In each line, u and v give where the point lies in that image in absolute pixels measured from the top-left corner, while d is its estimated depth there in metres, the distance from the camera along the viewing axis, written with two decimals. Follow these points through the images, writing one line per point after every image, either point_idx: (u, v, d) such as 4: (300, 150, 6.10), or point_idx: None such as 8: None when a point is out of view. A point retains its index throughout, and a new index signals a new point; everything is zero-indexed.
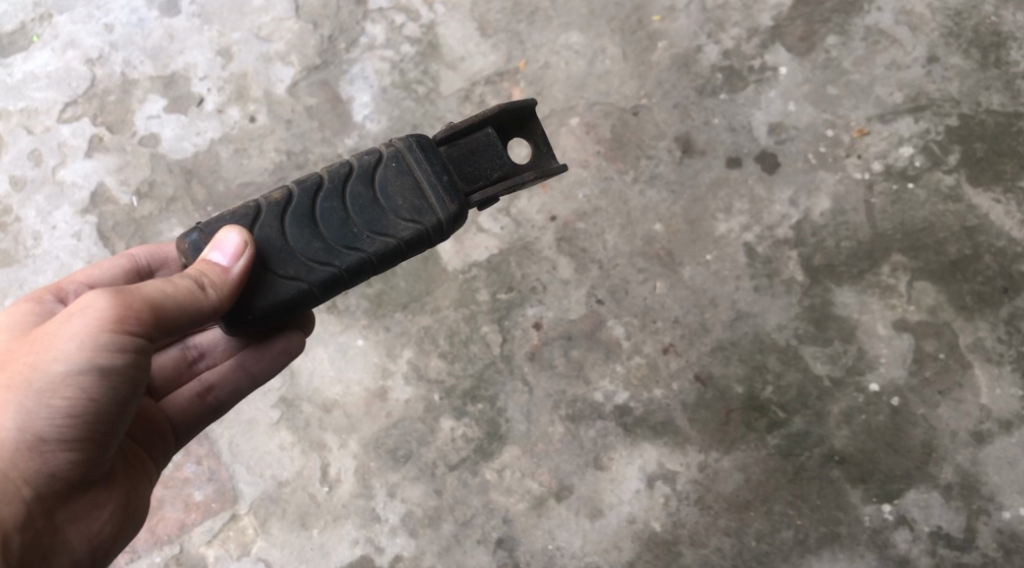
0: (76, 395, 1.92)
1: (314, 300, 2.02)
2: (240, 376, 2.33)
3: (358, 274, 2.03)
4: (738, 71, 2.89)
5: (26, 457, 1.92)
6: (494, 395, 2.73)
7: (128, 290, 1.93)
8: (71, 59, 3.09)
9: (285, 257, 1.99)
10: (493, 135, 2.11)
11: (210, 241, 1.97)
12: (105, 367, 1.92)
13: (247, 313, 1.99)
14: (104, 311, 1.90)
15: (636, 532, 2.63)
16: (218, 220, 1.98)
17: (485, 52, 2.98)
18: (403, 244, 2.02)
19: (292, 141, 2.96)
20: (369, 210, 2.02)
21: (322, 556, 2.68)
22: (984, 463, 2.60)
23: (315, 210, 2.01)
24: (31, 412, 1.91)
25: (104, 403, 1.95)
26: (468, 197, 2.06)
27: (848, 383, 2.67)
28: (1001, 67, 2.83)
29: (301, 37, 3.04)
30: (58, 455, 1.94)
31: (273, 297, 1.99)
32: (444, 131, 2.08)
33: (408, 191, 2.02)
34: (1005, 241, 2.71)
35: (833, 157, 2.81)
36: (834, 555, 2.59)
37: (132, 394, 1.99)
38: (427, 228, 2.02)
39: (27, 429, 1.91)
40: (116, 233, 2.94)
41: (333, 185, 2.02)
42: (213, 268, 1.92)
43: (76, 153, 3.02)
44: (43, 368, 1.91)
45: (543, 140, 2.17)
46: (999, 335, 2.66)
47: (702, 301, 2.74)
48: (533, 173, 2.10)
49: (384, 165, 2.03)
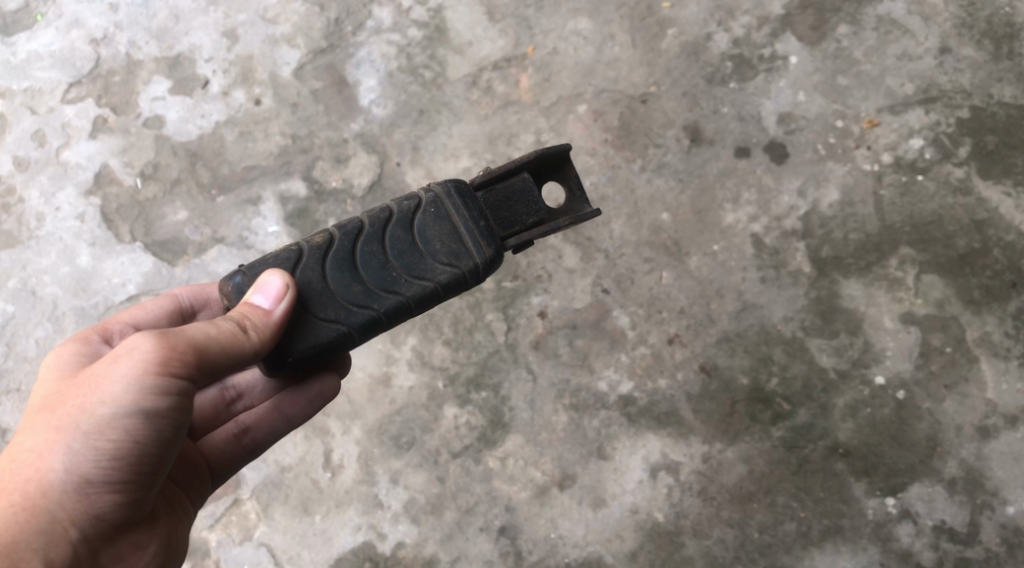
0: (121, 437, 1.90)
1: (353, 343, 2.01)
2: (278, 419, 2.32)
3: (396, 317, 2.03)
4: (748, 59, 2.87)
5: (73, 499, 1.90)
6: (497, 383, 2.72)
7: (172, 333, 1.91)
8: (76, 39, 3.07)
9: (325, 300, 1.99)
10: (529, 180, 2.11)
11: (253, 284, 1.96)
12: (150, 410, 1.90)
13: (287, 355, 1.98)
14: (149, 354, 1.89)
15: (638, 522, 2.63)
16: (261, 263, 1.98)
17: (493, 37, 2.95)
18: (439, 287, 2.02)
19: (298, 125, 2.94)
20: (408, 254, 2.02)
21: (324, 542, 2.68)
22: (988, 458, 2.59)
23: (356, 254, 2.00)
24: (78, 455, 1.89)
25: (149, 446, 1.92)
26: (503, 242, 2.07)
27: (853, 376, 2.65)
28: (1014, 58, 2.81)
29: (307, 20, 3.02)
30: (104, 497, 1.92)
31: (313, 340, 1.98)
32: (481, 177, 2.09)
33: (447, 236, 2.02)
34: (1014, 236, 2.69)
35: (843, 148, 2.79)
36: (836, 548, 2.58)
37: (175, 436, 1.97)
38: (464, 272, 2.02)
39: (74, 471, 1.89)
40: (119, 215, 2.92)
41: (373, 230, 2.02)
42: (255, 311, 1.92)
43: (80, 134, 3.00)
44: (90, 410, 1.89)
45: (577, 185, 2.17)
46: (1007, 329, 2.64)
47: (708, 292, 2.72)
48: (568, 218, 2.10)
49: (422, 211, 2.03)
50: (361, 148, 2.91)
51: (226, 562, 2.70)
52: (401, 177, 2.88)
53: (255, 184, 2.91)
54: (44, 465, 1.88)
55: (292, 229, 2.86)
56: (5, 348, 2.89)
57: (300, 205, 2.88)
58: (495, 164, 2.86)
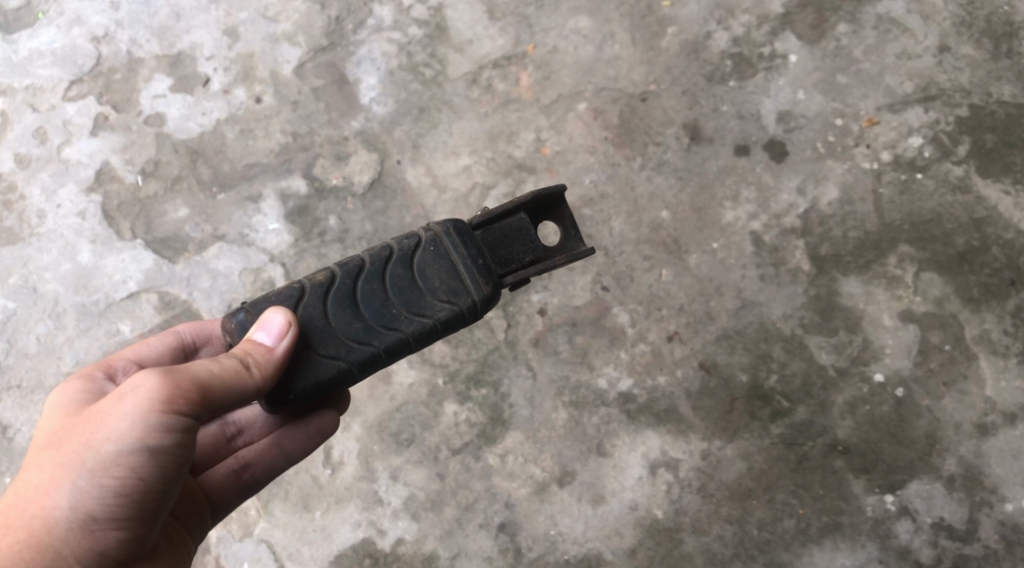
0: (126, 474, 1.90)
1: (353, 379, 2.03)
2: (277, 455, 2.33)
3: (395, 353, 2.04)
4: (748, 58, 2.88)
5: (77, 535, 1.89)
6: (498, 380, 2.73)
7: (176, 370, 1.92)
8: (77, 37, 3.08)
9: (327, 337, 2.01)
10: (527, 220, 2.13)
11: (256, 321, 1.98)
12: (154, 448, 1.91)
13: (288, 392, 1.99)
14: (153, 392, 1.90)
15: (637, 519, 2.63)
16: (264, 300, 2.00)
17: (493, 36, 2.96)
18: (438, 325, 2.03)
19: (299, 123, 2.95)
20: (407, 291, 2.03)
21: (324, 538, 2.69)
22: (987, 456, 2.60)
23: (356, 291, 2.02)
24: (83, 492, 1.89)
25: (153, 482, 1.93)
26: (501, 280, 2.08)
27: (852, 373, 2.66)
28: (1013, 57, 2.82)
29: (308, 18, 3.03)
30: (109, 533, 1.91)
31: (313, 377, 2.00)
32: (480, 216, 2.11)
33: (446, 274, 2.04)
34: (1012, 234, 2.70)
35: (842, 147, 2.79)
36: (835, 545, 2.59)
37: (178, 473, 1.97)
38: (462, 309, 2.03)
39: (78, 508, 1.89)
40: (120, 212, 2.93)
41: (374, 268, 2.03)
42: (257, 347, 1.94)
43: (81, 132, 3.00)
44: (95, 447, 1.90)
45: (571, 224, 2.19)
46: (1005, 327, 2.65)
47: (707, 290, 2.73)
48: (564, 257, 2.12)
49: (422, 249, 2.04)
50: (362, 146, 2.92)
51: (226, 558, 2.70)
52: (401, 175, 2.88)
53: (256, 181, 2.92)
54: (50, 502, 1.89)
55: (292, 227, 2.87)
56: (5, 345, 2.90)
57: (301, 203, 2.89)
58: (495, 162, 2.86)
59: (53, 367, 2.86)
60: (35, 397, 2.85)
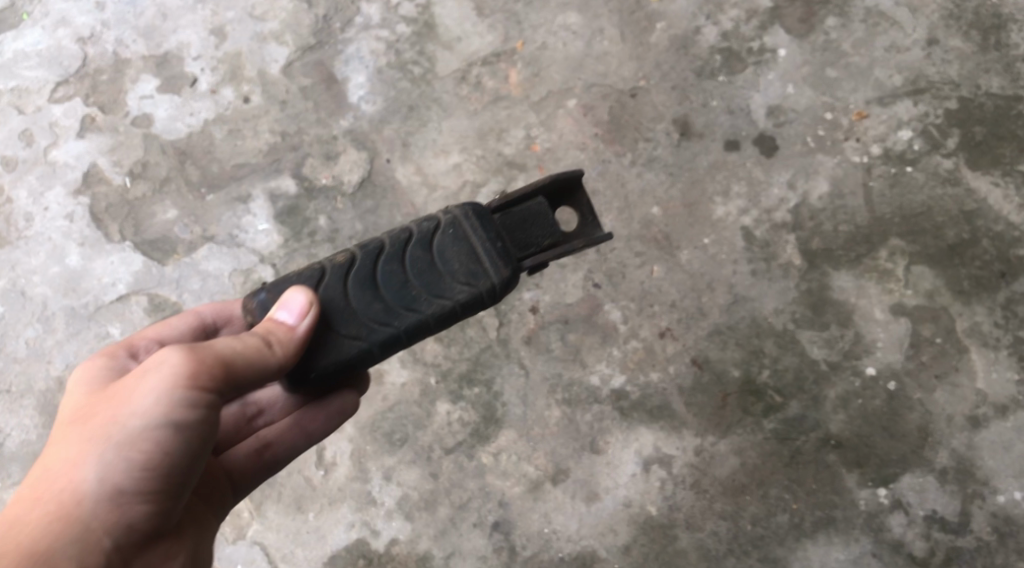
0: (153, 447, 1.88)
1: (374, 360, 2.03)
2: (298, 435, 2.32)
3: (414, 335, 2.04)
4: (737, 52, 2.87)
5: (105, 508, 1.86)
6: (490, 378, 2.72)
7: (199, 347, 1.92)
8: (62, 38, 3.07)
9: (347, 317, 2.01)
10: (545, 204, 2.14)
11: (277, 300, 1.99)
12: (180, 421, 1.90)
13: (310, 370, 1.99)
14: (179, 366, 1.89)
15: (631, 516, 2.63)
16: (286, 279, 2.01)
17: (482, 33, 2.95)
18: (457, 307, 2.03)
19: (287, 122, 2.94)
20: (427, 273, 2.04)
21: (318, 539, 2.68)
22: (979, 448, 2.60)
23: (377, 272, 2.03)
24: (111, 465, 1.87)
25: (179, 456, 1.91)
26: (519, 263, 2.08)
27: (844, 367, 2.66)
28: (1001, 49, 2.83)
29: (295, 17, 3.02)
30: (137, 506, 1.89)
31: (335, 356, 2.00)
32: (498, 200, 2.11)
33: (465, 257, 2.04)
34: (1003, 226, 2.70)
35: (832, 140, 2.79)
36: (829, 539, 2.58)
37: (204, 448, 1.95)
38: (481, 291, 2.03)
39: (106, 480, 1.87)
40: (108, 215, 2.91)
41: (393, 250, 2.04)
42: (279, 326, 1.94)
43: (68, 133, 2.98)
44: (122, 421, 1.88)
45: (588, 209, 2.18)
46: (996, 319, 2.66)
47: (699, 285, 2.73)
48: (582, 241, 2.12)
49: (441, 231, 2.05)
50: (351, 145, 2.90)
51: (220, 561, 2.69)
52: (391, 174, 2.87)
53: (245, 182, 2.90)
54: (77, 475, 1.86)
55: (282, 227, 2.86)
56: None
57: (291, 203, 2.87)
58: (485, 159, 2.85)
59: (42, 371, 2.84)
60: (24, 401, 2.83)
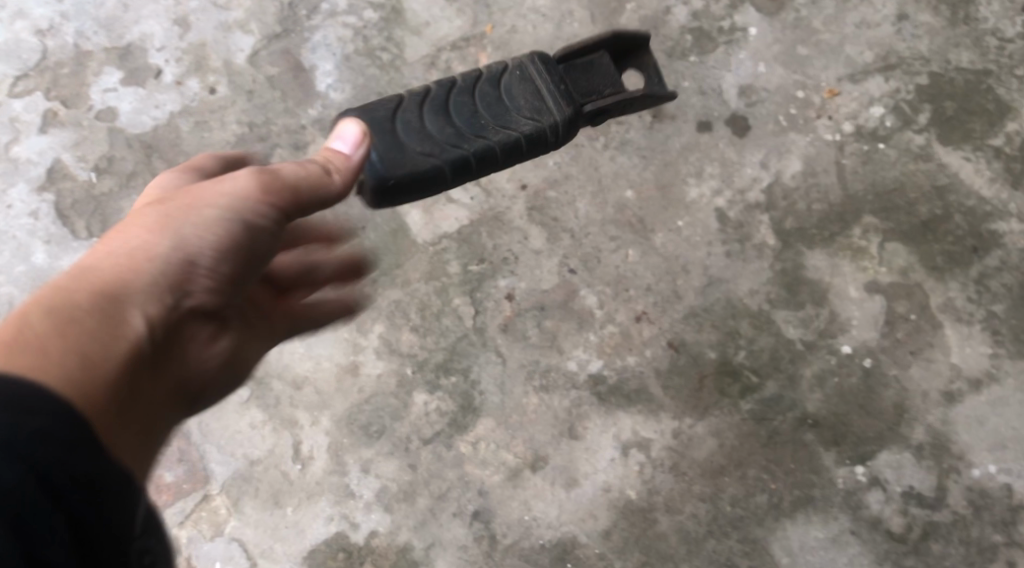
0: (226, 244, 1.77)
1: (444, 182, 1.99)
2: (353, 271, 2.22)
3: (483, 164, 2.02)
4: (707, 32, 2.86)
5: (172, 274, 1.72)
6: (467, 367, 2.71)
7: (272, 169, 1.81)
8: (20, 30, 3.00)
9: (419, 135, 1.98)
10: (606, 57, 2.20)
11: (331, 132, 1.92)
12: (254, 223, 1.79)
13: (380, 186, 1.93)
14: (257, 184, 1.78)
15: (611, 501, 2.62)
16: (350, 110, 1.98)
17: (450, 17, 2.92)
18: (523, 139, 2.03)
19: (254, 112, 2.89)
20: (494, 106, 2.04)
21: (297, 534, 2.66)
22: (954, 423, 2.60)
23: (449, 101, 2.02)
24: (186, 242, 1.73)
25: (246, 256, 1.81)
26: (582, 107, 2.10)
27: (820, 346, 2.66)
28: (970, 23, 2.83)
29: (260, 5, 2.98)
30: (205, 282, 1.77)
31: (408, 169, 1.94)
32: (562, 51, 2.16)
33: (530, 94, 2.06)
34: (974, 201, 2.71)
35: (804, 119, 2.78)
36: (808, 518, 2.58)
37: (261, 260, 1.86)
38: (546, 127, 2.04)
39: (176, 258, 1.72)
40: (74, 211, 2.86)
41: (464, 84, 2.04)
42: (336, 155, 1.88)
43: (30, 129, 2.93)
44: (201, 206, 1.75)
45: (652, 72, 2.24)
46: (969, 295, 2.66)
47: (674, 268, 2.72)
48: (644, 92, 2.16)
49: (509, 72, 2.07)
50: (320, 134, 2.86)
51: (197, 559, 2.66)
52: None
53: None
54: (152, 239, 1.71)
55: None
56: None
57: None
58: None
59: None
60: None
